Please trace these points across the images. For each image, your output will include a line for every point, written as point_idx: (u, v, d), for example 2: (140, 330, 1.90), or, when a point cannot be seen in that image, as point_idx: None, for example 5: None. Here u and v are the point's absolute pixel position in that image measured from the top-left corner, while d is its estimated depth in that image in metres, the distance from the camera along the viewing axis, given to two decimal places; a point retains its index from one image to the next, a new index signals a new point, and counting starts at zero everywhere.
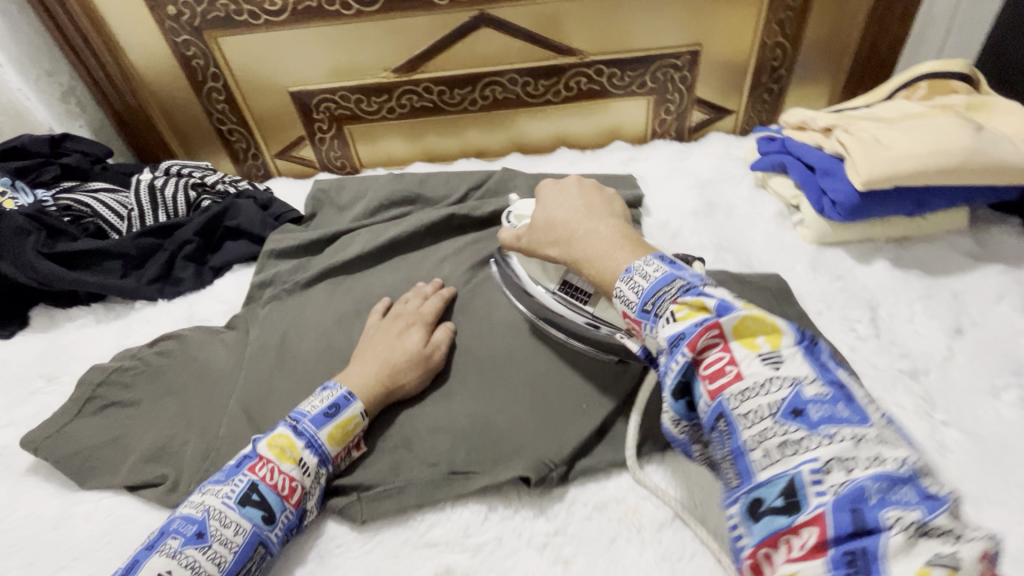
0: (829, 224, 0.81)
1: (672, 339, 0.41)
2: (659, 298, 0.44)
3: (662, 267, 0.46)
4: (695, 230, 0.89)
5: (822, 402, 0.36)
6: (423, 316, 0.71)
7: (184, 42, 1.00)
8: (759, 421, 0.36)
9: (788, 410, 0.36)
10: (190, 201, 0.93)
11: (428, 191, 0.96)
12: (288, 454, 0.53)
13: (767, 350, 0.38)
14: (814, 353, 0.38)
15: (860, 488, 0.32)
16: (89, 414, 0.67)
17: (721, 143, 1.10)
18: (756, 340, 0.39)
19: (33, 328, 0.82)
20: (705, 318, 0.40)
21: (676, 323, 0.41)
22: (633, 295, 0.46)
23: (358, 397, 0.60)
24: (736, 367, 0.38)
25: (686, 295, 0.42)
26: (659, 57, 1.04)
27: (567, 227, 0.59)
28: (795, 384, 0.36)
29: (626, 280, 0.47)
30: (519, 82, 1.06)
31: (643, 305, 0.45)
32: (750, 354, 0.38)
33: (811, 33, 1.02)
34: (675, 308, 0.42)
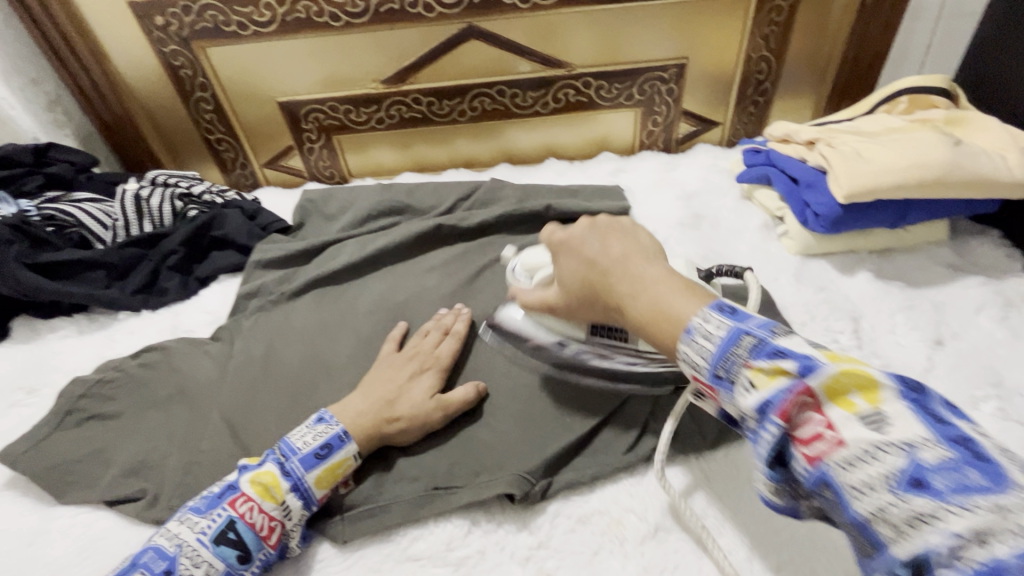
0: (812, 235, 0.82)
1: (756, 408, 0.36)
2: (729, 361, 0.38)
3: (725, 322, 0.40)
4: (682, 240, 0.89)
5: (948, 468, 0.30)
6: (439, 360, 0.66)
7: (172, 52, 0.99)
8: (872, 494, 0.31)
9: (907, 479, 0.30)
10: (176, 211, 0.93)
11: (416, 202, 0.96)
12: (271, 493, 0.52)
13: (866, 410, 0.33)
14: (924, 405, 0.33)
15: (1007, 566, 0.27)
16: (68, 428, 0.67)
17: (708, 154, 1.11)
18: (850, 398, 0.34)
19: (15, 339, 0.81)
20: (790, 382, 0.35)
21: (757, 391, 0.36)
22: (698, 358, 0.40)
23: (353, 438, 0.57)
24: (834, 431, 0.33)
25: (758, 356, 0.37)
26: (645, 70, 1.05)
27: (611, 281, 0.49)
28: (909, 450, 0.31)
29: (684, 338, 0.41)
30: (507, 93, 1.07)
31: (712, 369, 0.39)
32: (849, 416, 0.33)
33: (795, 47, 1.04)
34: (751, 373, 0.37)
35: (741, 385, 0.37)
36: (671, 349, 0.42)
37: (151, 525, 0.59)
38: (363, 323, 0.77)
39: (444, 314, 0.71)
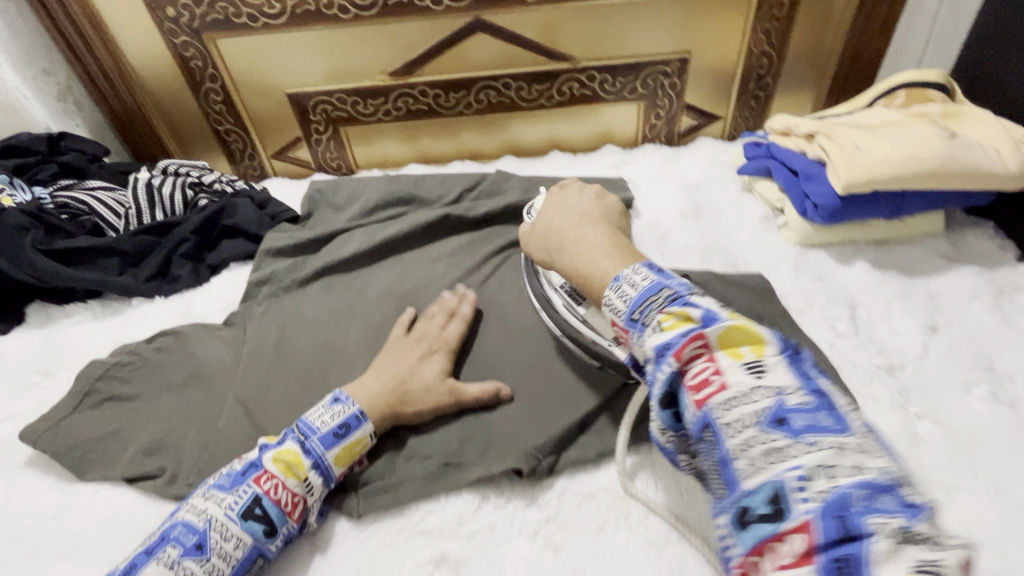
0: (810, 226, 0.84)
1: (658, 348, 0.40)
2: (646, 307, 0.44)
3: (651, 276, 0.47)
4: (683, 231, 0.91)
5: (805, 411, 0.35)
6: (447, 342, 0.68)
7: (183, 43, 1.01)
8: (743, 430, 0.35)
9: (772, 419, 0.35)
10: (187, 200, 0.95)
11: (423, 192, 0.98)
12: (294, 471, 0.54)
13: (750, 359, 0.38)
14: (798, 363, 0.38)
15: (844, 496, 0.31)
16: (87, 408, 0.68)
17: (710, 148, 1.13)
18: (739, 349, 0.38)
19: (31, 324, 0.83)
20: (690, 328, 0.40)
21: (662, 332, 0.41)
22: (621, 304, 0.46)
23: (369, 417, 0.59)
24: (721, 376, 0.38)
25: (675, 305, 0.42)
26: (649, 64, 1.07)
27: (561, 239, 0.61)
28: (778, 394, 0.36)
29: (615, 290, 0.48)
30: (513, 86, 1.09)
31: (630, 314, 0.45)
32: (733, 362, 0.38)
33: (795, 42, 1.06)
34: (660, 317, 0.42)
35: (651, 327, 0.42)
36: (602, 296, 0.49)
37: (170, 501, 0.60)
38: (372, 309, 0.79)
39: (449, 298, 0.74)
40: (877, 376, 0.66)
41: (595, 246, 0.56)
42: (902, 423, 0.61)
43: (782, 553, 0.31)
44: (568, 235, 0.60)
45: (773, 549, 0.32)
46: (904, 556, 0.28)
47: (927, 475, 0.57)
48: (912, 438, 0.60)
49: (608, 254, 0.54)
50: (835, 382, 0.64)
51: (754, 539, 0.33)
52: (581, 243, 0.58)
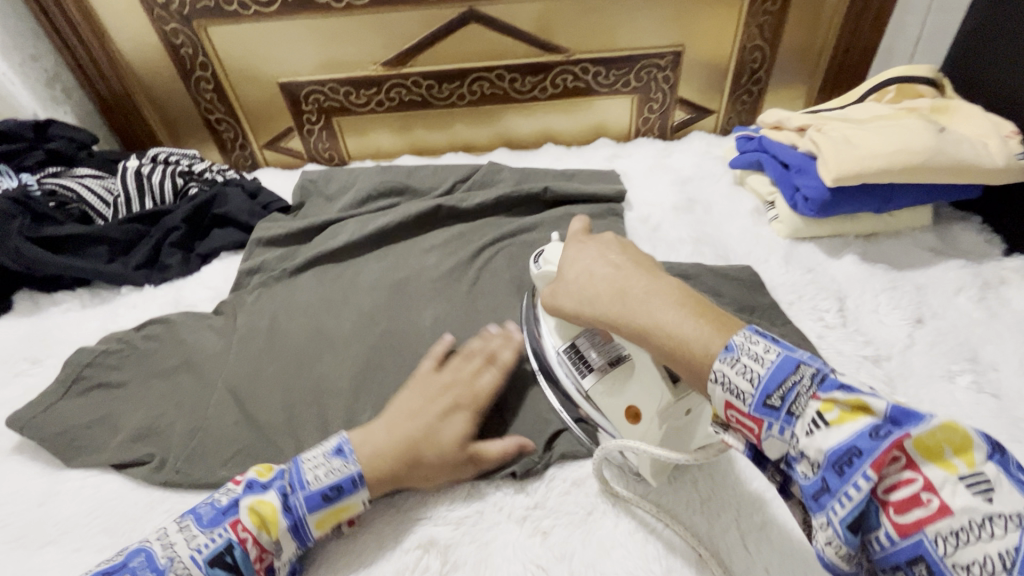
0: (801, 219, 0.85)
1: (838, 456, 0.35)
2: (793, 395, 0.38)
3: (773, 347, 0.40)
4: (675, 224, 0.92)
5: None
6: (475, 397, 0.61)
7: (173, 30, 1.00)
8: (984, 572, 0.31)
9: (1019, 557, 0.30)
10: (177, 189, 0.94)
11: (415, 183, 0.98)
12: (268, 526, 0.50)
13: (965, 471, 0.33)
14: (1009, 468, 0.33)
15: None
16: (74, 395, 0.68)
17: (702, 142, 1.14)
18: (945, 458, 0.33)
19: (18, 311, 0.82)
20: (875, 426, 0.35)
21: (835, 432, 0.36)
22: (745, 384, 0.39)
23: (365, 484, 0.54)
24: (936, 500, 0.33)
25: (826, 389, 0.37)
26: (643, 57, 1.07)
27: (616, 295, 0.50)
28: (1018, 521, 0.31)
29: (728, 362, 0.40)
30: (506, 78, 1.08)
31: (764, 399, 0.38)
32: (949, 477, 0.33)
33: (788, 37, 1.06)
34: (824, 412, 0.36)
35: (810, 423, 0.37)
36: (704, 367, 0.41)
37: (158, 488, 0.60)
38: (363, 299, 0.79)
39: (491, 335, 0.67)
40: (863, 366, 0.67)
41: (668, 308, 0.45)
42: None
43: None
44: (628, 289, 0.49)
45: None
46: None
47: None
48: None
49: None
50: None
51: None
52: (654, 306, 0.46)
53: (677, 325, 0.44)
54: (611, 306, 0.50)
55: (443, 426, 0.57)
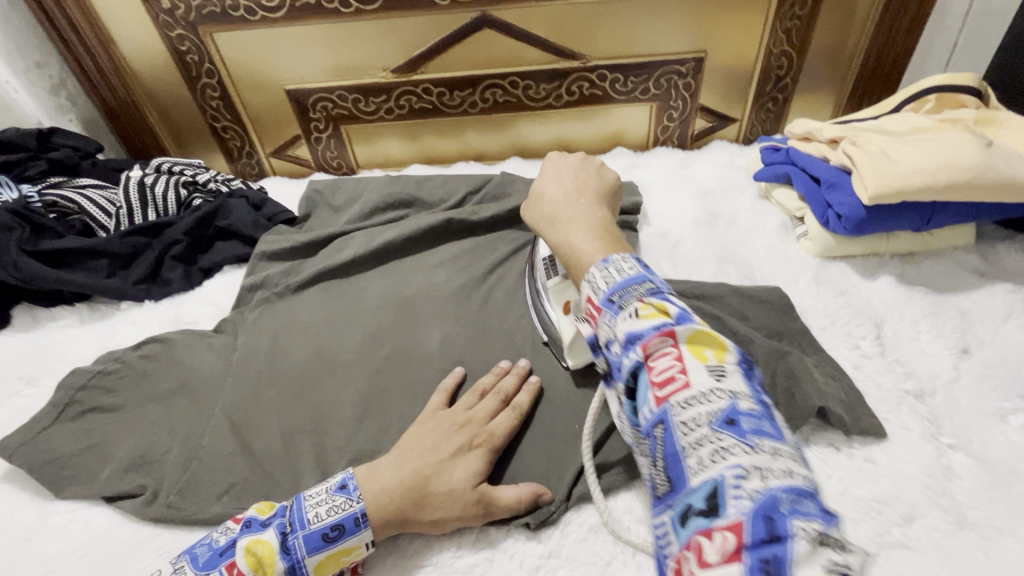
0: (832, 237, 0.80)
1: (629, 335, 0.40)
2: (625, 292, 0.43)
3: (637, 267, 0.46)
4: (697, 239, 0.87)
5: (754, 417, 0.35)
6: (492, 437, 0.57)
7: (179, 37, 0.97)
8: (694, 429, 0.35)
9: (724, 419, 0.34)
10: (180, 200, 0.91)
11: (425, 195, 0.94)
12: (264, 569, 0.47)
13: (713, 362, 0.37)
14: (750, 376, 0.38)
15: (773, 497, 0.31)
16: (67, 420, 0.65)
17: (723, 152, 1.09)
18: (704, 351, 0.38)
19: (16, 327, 0.80)
20: (665, 320, 0.40)
21: (637, 320, 0.41)
22: (602, 284, 0.46)
23: (370, 524, 0.50)
24: (685, 374, 0.37)
25: (654, 297, 0.42)
26: (663, 63, 1.02)
27: (553, 207, 0.59)
28: (733, 397, 0.35)
29: (602, 270, 0.47)
30: (520, 85, 1.04)
31: (609, 295, 0.44)
32: (698, 362, 0.37)
33: (817, 42, 1.01)
34: (638, 306, 0.41)
35: (625, 313, 0.42)
36: (585, 274, 0.49)
37: (149, 524, 0.57)
38: (368, 318, 0.75)
39: (504, 373, 0.63)
40: (905, 401, 0.62)
41: (585, 229, 0.54)
42: (934, 454, 0.57)
43: (708, 551, 0.31)
44: (560, 215, 0.58)
45: (701, 544, 0.31)
46: (819, 557, 0.28)
47: (962, 513, 0.53)
48: (945, 471, 0.56)
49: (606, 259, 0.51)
50: (860, 409, 0.60)
51: (687, 534, 0.33)
52: (574, 221, 0.56)
53: (578, 246, 0.53)
54: (547, 227, 0.58)
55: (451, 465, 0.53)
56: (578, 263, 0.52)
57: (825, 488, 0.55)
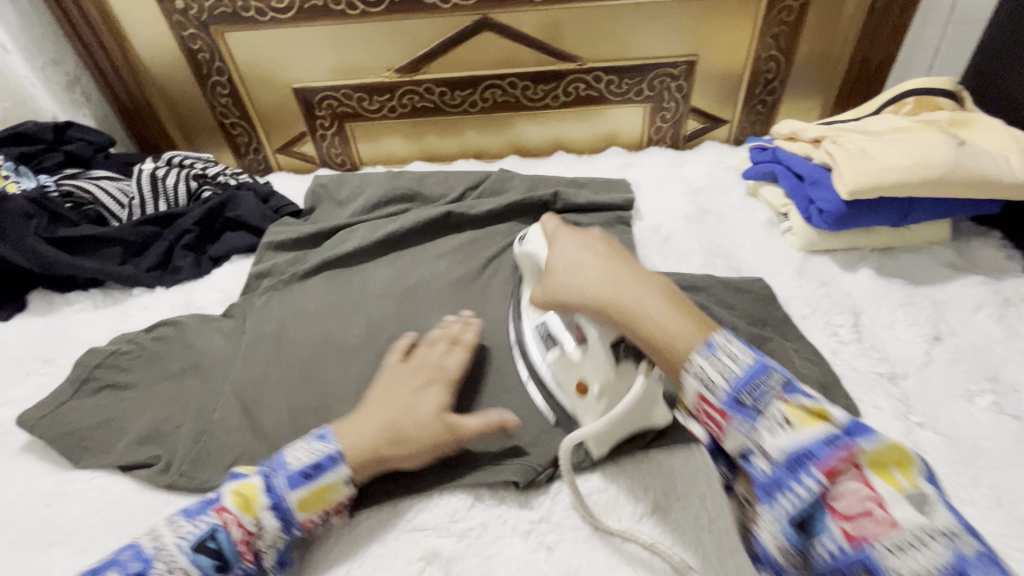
0: (814, 232, 0.84)
1: (793, 455, 0.37)
2: (759, 392, 0.40)
3: (751, 352, 0.42)
4: (686, 234, 0.91)
5: (981, 560, 0.32)
6: (446, 372, 0.62)
7: (191, 36, 1.01)
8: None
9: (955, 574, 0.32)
10: (190, 192, 0.95)
11: (426, 189, 0.98)
12: (250, 507, 0.50)
13: (909, 488, 0.35)
14: (944, 496, 0.36)
15: None
16: (84, 396, 0.68)
17: (714, 152, 1.13)
18: (893, 474, 0.36)
19: (32, 311, 0.83)
20: (831, 433, 0.37)
21: (795, 432, 0.38)
22: (718, 376, 0.41)
23: (346, 460, 0.53)
24: (885, 511, 0.34)
25: (791, 393, 0.40)
26: (656, 66, 1.07)
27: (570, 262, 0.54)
28: (951, 540, 0.33)
29: (709, 356, 0.42)
30: (519, 86, 1.08)
31: (735, 394, 0.40)
32: (896, 493, 0.35)
33: (804, 47, 1.05)
34: (786, 412, 0.39)
35: (772, 421, 0.39)
36: (685, 360, 0.43)
37: (164, 491, 0.60)
38: (371, 305, 0.79)
39: (451, 322, 0.67)
40: (879, 384, 0.65)
41: (621, 279, 0.49)
42: (902, 432, 0.60)
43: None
44: (582, 263, 0.53)
45: None
46: None
47: None
48: (913, 447, 0.59)
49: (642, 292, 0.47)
50: (836, 390, 0.64)
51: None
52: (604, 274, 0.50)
53: (670, 321, 0.44)
54: (609, 294, 0.48)
55: (418, 401, 0.58)
56: (674, 344, 0.43)
57: None
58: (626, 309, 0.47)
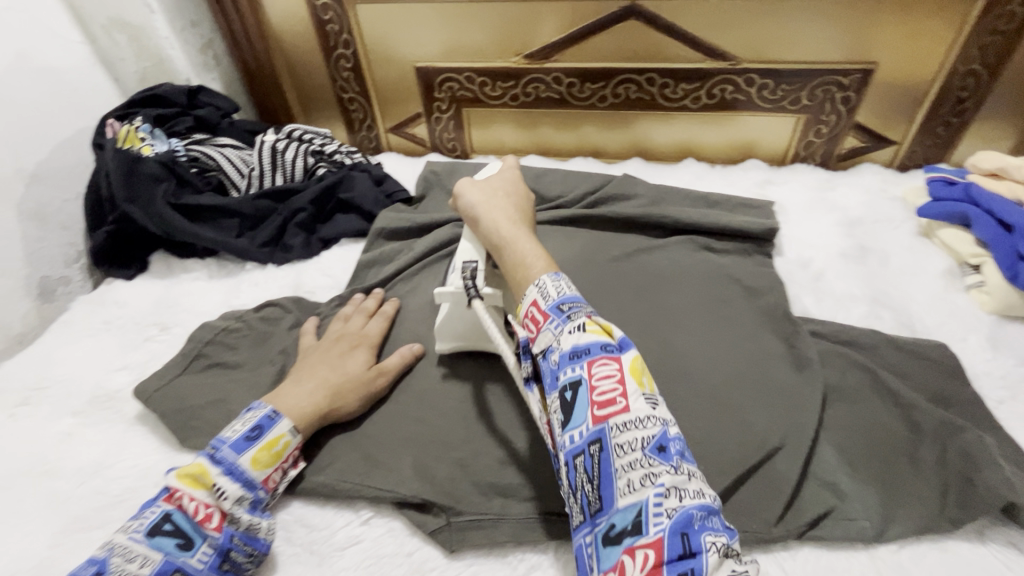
0: (1019, 295, 0.69)
1: (575, 348, 0.46)
2: (575, 306, 0.49)
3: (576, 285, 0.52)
4: (842, 274, 0.78)
5: (678, 441, 0.43)
6: (367, 337, 0.68)
7: (323, 5, 0.98)
8: (629, 452, 0.41)
9: (655, 446, 0.42)
10: (307, 168, 0.93)
11: (543, 188, 0.92)
12: (201, 480, 0.51)
13: (649, 391, 0.45)
14: None
15: (688, 515, 0.39)
16: (196, 371, 0.68)
17: (875, 177, 0.97)
18: (641, 379, 0.45)
19: (153, 273, 0.85)
20: (609, 342, 0.46)
21: (585, 333, 0.47)
22: (553, 291, 0.51)
23: (283, 415, 0.56)
24: (625, 399, 0.44)
25: (595, 313, 0.49)
26: (822, 73, 0.92)
27: (493, 193, 0.66)
28: (663, 424, 0.43)
29: (552, 279, 0.52)
30: (657, 83, 0.98)
31: (559, 304, 0.50)
32: (638, 391, 0.44)
33: (1017, 63, 0.87)
34: (587, 322, 0.47)
35: (574, 325, 0.47)
36: (534, 280, 0.54)
37: None
38: None
39: (363, 299, 0.74)
40: None
41: (518, 227, 0.61)
42: None
43: (630, 566, 0.38)
44: (495, 206, 0.64)
45: (626, 562, 0.38)
46: (722, 568, 0.38)
47: None
48: None
49: (525, 238, 0.59)
50: None
51: (613, 551, 0.39)
52: (502, 215, 0.62)
53: (528, 253, 0.58)
54: (494, 224, 0.61)
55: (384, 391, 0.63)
56: (527, 269, 0.56)
57: None
58: (501, 237, 0.60)
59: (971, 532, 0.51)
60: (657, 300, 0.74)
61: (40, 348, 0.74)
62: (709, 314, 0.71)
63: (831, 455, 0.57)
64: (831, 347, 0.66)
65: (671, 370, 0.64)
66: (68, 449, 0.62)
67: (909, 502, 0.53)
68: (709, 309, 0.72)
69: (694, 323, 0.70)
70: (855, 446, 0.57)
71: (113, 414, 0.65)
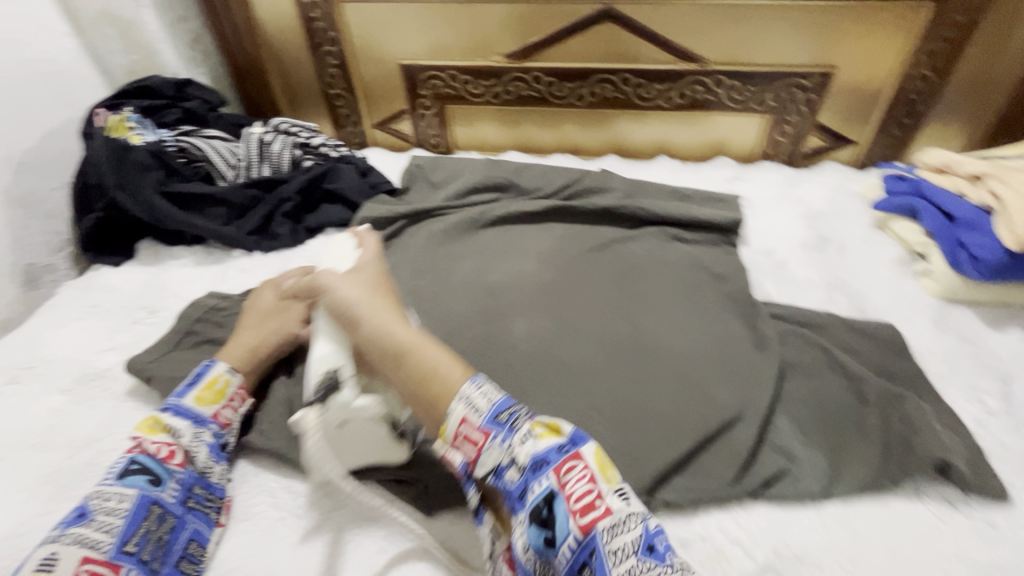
0: (960, 279, 0.74)
1: (535, 459, 0.43)
2: (514, 412, 0.46)
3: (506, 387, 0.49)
4: (803, 262, 0.83)
5: (660, 534, 0.42)
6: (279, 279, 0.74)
7: (311, 4, 1.01)
8: (625, 558, 0.39)
9: (645, 546, 0.40)
10: (293, 159, 0.95)
11: (522, 181, 0.95)
12: (156, 426, 0.55)
13: (616, 485, 0.43)
14: None
15: None
16: (185, 348, 0.70)
17: (836, 175, 1.03)
18: (606, 474, 0.43)
19: (141, 259, 0.87)
20: (563, 442, 0.44)
21: (536, 440, 0.44)
22: (482, 403, 0.47)
23: (219, 359, 0.62)
24: (603, 501, 0.41)
25: (535, 416, 0.47)
26: (786, 75, 0.98)
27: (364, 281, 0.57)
28: (643, 520, 0.42)
29: (475, 386, 0.48)
30: (632, 83, 1.02)
31: (494, 415, 0.46)
32: (609, 488, 0.42)
33: (962, 69, 0.94)
34: (532, 427, 0.45)
35: (522, 434, 0.45)
36: (455, 391, 0.48)
37: (250, 461, 0.61)
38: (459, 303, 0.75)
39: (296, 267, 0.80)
40: None
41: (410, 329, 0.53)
42: None
43: None
44: (374, 306, 0.54)
45: None
46: None
47: None
48: None
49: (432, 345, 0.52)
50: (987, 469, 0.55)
51: None
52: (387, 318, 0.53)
53: (439, 356, 0.51)
54: (385, 330, 0.52)
55: None
56: (441, 373, 0.50)
57: (936, 546, 0.52)
58: (401, 342, 0.51)
59: (910, 490, 0.56)
60: (631, 288, 0.78)
61: (28, 331, 0.75)
62: (677, 298, 0.76)
63: (786, 424, 0.61)
64: (789, 328, 0.71)
65: (642, 349, 0.69)
66: (59, 424, 0.63)
67: (854, 464, 0.57)
68: (677, 296, 0.76)
69: (663, 306, 0.75)
70: (808, 416, 0.62)
71: (103, 392, 0.67)
